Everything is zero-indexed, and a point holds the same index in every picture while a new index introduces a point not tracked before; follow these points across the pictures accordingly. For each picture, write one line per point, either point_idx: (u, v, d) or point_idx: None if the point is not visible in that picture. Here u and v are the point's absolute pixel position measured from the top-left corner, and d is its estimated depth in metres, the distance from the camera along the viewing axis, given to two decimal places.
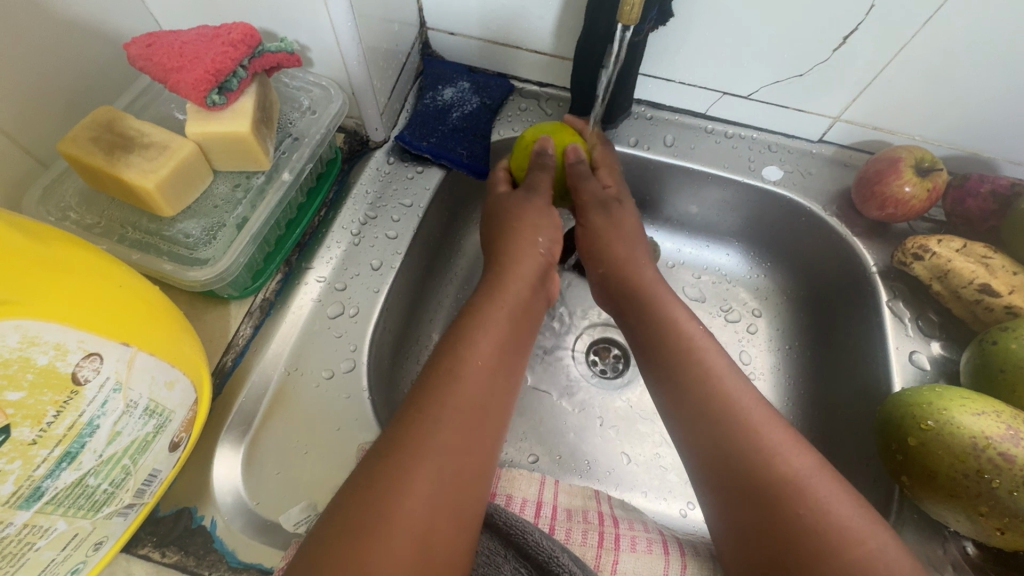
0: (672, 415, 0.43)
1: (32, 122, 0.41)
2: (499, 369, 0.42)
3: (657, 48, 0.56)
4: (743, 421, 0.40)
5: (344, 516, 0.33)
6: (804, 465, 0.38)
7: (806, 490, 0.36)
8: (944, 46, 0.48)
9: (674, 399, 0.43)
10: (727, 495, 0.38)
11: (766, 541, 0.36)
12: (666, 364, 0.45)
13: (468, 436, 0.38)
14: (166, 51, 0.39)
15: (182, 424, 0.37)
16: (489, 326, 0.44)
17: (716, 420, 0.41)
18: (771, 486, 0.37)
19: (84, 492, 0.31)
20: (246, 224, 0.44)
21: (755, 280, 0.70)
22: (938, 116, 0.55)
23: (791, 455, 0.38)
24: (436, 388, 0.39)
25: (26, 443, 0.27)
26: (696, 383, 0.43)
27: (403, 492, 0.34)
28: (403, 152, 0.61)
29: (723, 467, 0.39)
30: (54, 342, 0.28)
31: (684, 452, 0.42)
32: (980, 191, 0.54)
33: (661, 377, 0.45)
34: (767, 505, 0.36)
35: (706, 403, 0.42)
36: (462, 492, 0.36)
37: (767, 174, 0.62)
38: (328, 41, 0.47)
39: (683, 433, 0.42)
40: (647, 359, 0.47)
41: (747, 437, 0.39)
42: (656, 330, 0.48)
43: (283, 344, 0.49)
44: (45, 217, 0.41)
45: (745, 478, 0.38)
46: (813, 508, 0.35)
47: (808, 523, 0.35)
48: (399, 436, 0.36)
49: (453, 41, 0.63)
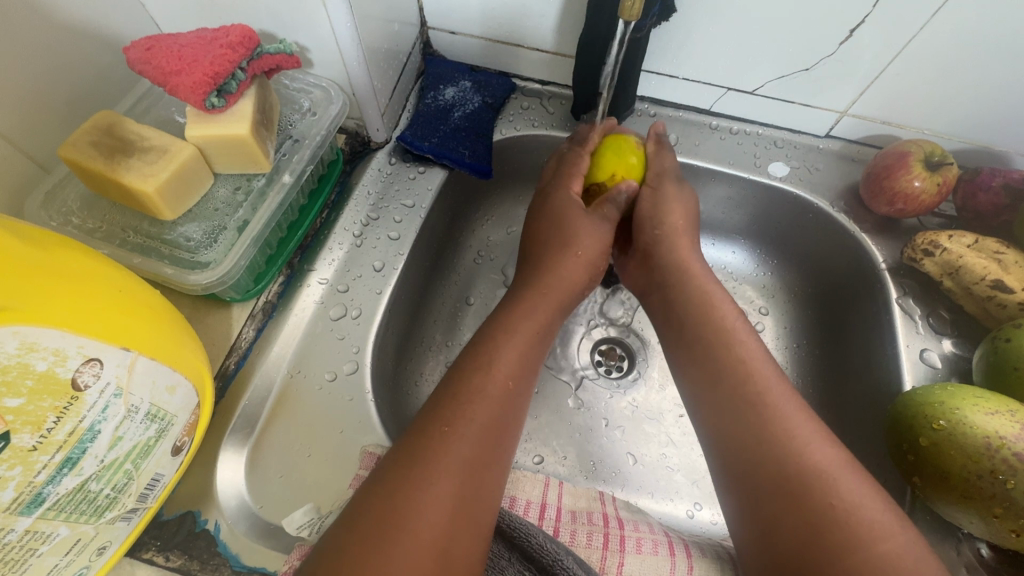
0: (702, 420, 0.42)
1: (34, 127, 0.41)
2: (521, 372, 0.42)
3: (659, 44, 0.56)
4: (771, 413, 0.39)
5: (372, 515, 0.33)
6: (823, 460, 0.37)
7: (826, 487, 0.35)
8: (953, 37, 0.47)
9: (704, 389, 0.43)
10: (750, 501, 0.38)
11: (791, 530, 0.35)
12: (697, 353, 0.45)
13: (490, 449, 0.37)
14: (164, 54, 0.39)
15: (185, 428, 0.37)
16: (517, 341, 0.44)
17: (749, 409, 0.40)
18: (800, 473, 0.36)
19: (86, 498, 0.31)
20: (248, 227, 0.44)
21: (761, 277, 0.69)
22: (946, 110, 0.54)
23: (821, 443, 0.38)
24: (462, 398, 0.39)
25: (27, 449, 0.27)
26: (730, 384, 0.42)
27: (427, 505, 0.33)
28: (405, 152, 0.60)
29: (748, 473, 0.38)
30: (53, 348, 0.28)
31: (711, 455, 0.41)
32: (992, 185, 0.53)
33: (692, 363, 0.45)
34: (794, 492, 0.36)
35: (736, 392, 0.41)
36: (481, 494, 0.36)
37: (773, 170, 0.61)
38: (327, 42, 0.46)
39: (715, 437, 0.41)
40: (678, 345, 0.47)
41: (771, 439, 0.38)
42: (689, 313, 0.47)
43: (285, 347, 0.49)
44: (47, 222, 0.41)
45: (770, 485, 0.37)
46: (845, 496, 0.35)
47: (839, 518, 0.34)
48: (424, 447, 0.36)
49: (454, 40, 0.63)
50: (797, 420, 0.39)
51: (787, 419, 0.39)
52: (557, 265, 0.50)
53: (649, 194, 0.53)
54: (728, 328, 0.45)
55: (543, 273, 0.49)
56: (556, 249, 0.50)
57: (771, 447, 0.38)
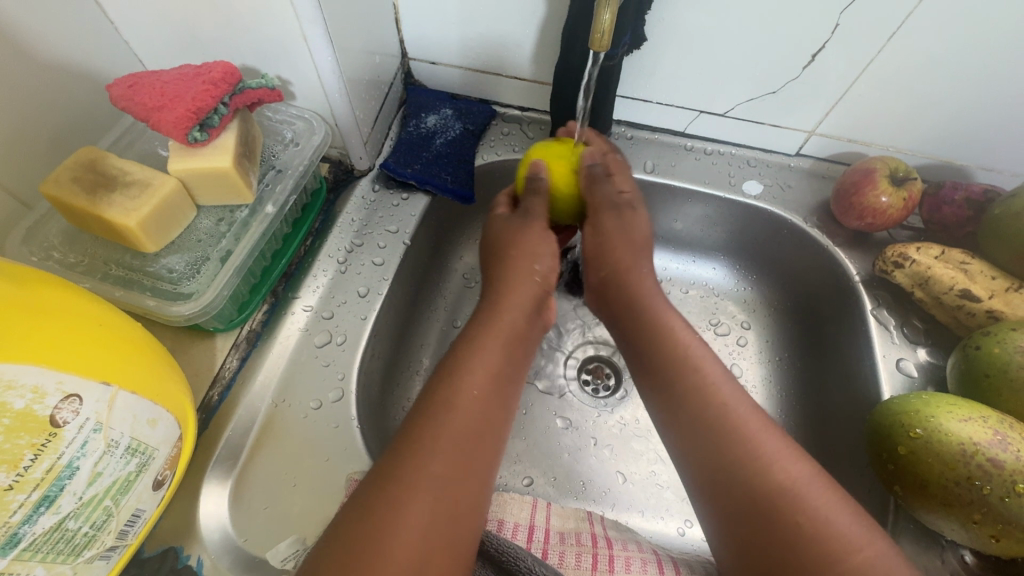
0: (667, 428, 0.42)
1: (13, 163, 0.42)
2: (491, 399, 0.41)
3: (632, 72, 0.58)
4: (736, 425, 0.40)
5: (337, 556, 0.32)
6: (801, 473, 0.37)
7: (803, 500, 0.36)
8: (909, 60, 0.50)
9: (671, 417, 0.42)
10: (724, 509, 0.38)
11: (768, 547, 0.35)
12: (658, 376, 0.44)
13: (465, 466, 0.37)
14: (148, 91, 0.39)
15: (167, 461, 0.37)
16: (486, 356, 0.43)
17: (709, 434, 0.40)
18: (769, 494, 0.37)
19: (64, 537, 0.31)
20: (230, 257, 0.44)
21: (741, 292, 0.70)
22: (908, 128, 0.56)
23: (788, 462, 0.38)
24: (431, 414, 0.39)
25: (2, 488, 0.27)
26: (691, 391, 0.42)
27: (401, 524, 0.33)
28: (388, 179, 0.62)
29: (719, 482, 0.38)
30: (31, 384, 0.28)
31: (679, 463, 0.41)
32: (954, 199, 0.55)
33: (653, 391, 0.44)
34: (766, 515, 0.36)
35: (701, 415, 0.41)
36: (457, 520, 0.36)
37: (747, 189, 0.64)
38: (309, 74, 0.48)
39: (681, 445, 0.41)
40: (640, 370, 0.46)
41: (737, 449, 0.39)
42: (645, 334, 0.47)
43: (270, 376, 0.49)
44: (27, 257, 0.41)
45: (744, 497, 0.37)
46: (812, 517, 0.35)
47: (808, 530, 0.35)
48: (395, 465, 0.36)
49: (434, 70, 0.64)
50: (772, 435, 0.39)
51: (765, 432, 0.39)
52: (517, 286, 0.49)
53: (618, 215, 0.52)
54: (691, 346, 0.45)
55: (499, 303, 0.48)
56: (513, 265, 0.50)
57: (741, 456, 0.38)
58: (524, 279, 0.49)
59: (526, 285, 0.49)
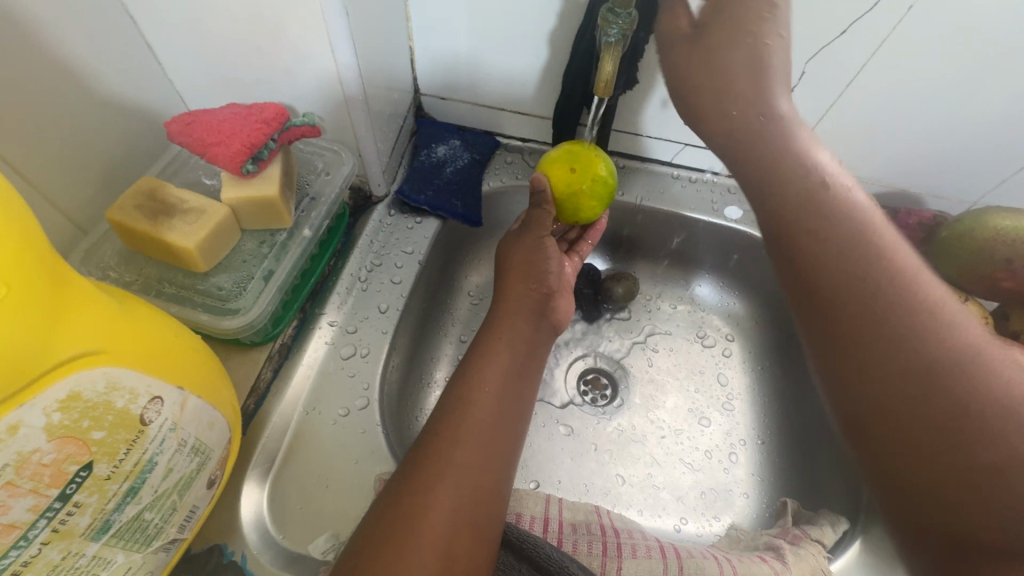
0: (818, 277, 0.39)
1: (74, 191, 0.46)
2: (506, 396, 0.46)
3: (624, 110, 0.65)
4: (907, 280, 0.36)
5: (375, 538, 0.37)
6: (983, 336, 0.34)
7: (987, 354, 0.33)
8: (864, 102, 0.58)
9: (824, 267, 0.38)
10: (893, 359, 0.34)
11: (941, 398, 0.32)
12: (810, 228, 0.40)
13: (486, 455, 0.42)
14: (205, 128, 0.44)
15: (219, 461, 0.40)
16: (499, 357, 0.48)
17: (878, 288, 0.36)
18: (947, 348, 0.33)
19: (140, 526, 0.34)
20: (273, 276, 0.49)
21: (726, 307, 0.77)
22: (866, 160, 0.64)
23: (966, 324, 0.35)
24: (452, 411, 0.43)
25: (102, 478, 0.31)
26: (857, 244, 0.38)
27: (430, 507, 0.38)
28: (402, 205, 0.67)
29: (889, 334, 0.35)
30: (130, 387, 0.31)
31: (834, 312, 0.37)
32: (909, 223, 0.63)
33: (801, 242, 0.40)
34: (944, 368, 0.33)
35: (871, 266, 0.37)
36: (480, 505, 0.39)
37: (729, 214, 0.70)
38: (340, 111, 0.53)
39: (837, 295, 0.37)
40: (782, 225, 0.42)
41: (911, 300, 0.35)
42: (786, 192, 0.43)
43: (301, 386, 0.53)
44: (87, 276, 0.45)
45: (920, 349, 0.34)
46: (993, 371, 0.32)
47: (993, 384, 0.31)
48: (422, 457, 0.41)
49: (444, 105, 0.70)
50: (952, 302, 0.36)
51: (951, 302, 0.36)
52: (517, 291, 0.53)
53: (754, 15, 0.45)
54: (855, 223, 0.39)
55: (505, 312, 0.51)
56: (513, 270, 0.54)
57: (917, 308, 0.35)
58: (524, 289, 0.53)
59: (525, 295, 0.53)
